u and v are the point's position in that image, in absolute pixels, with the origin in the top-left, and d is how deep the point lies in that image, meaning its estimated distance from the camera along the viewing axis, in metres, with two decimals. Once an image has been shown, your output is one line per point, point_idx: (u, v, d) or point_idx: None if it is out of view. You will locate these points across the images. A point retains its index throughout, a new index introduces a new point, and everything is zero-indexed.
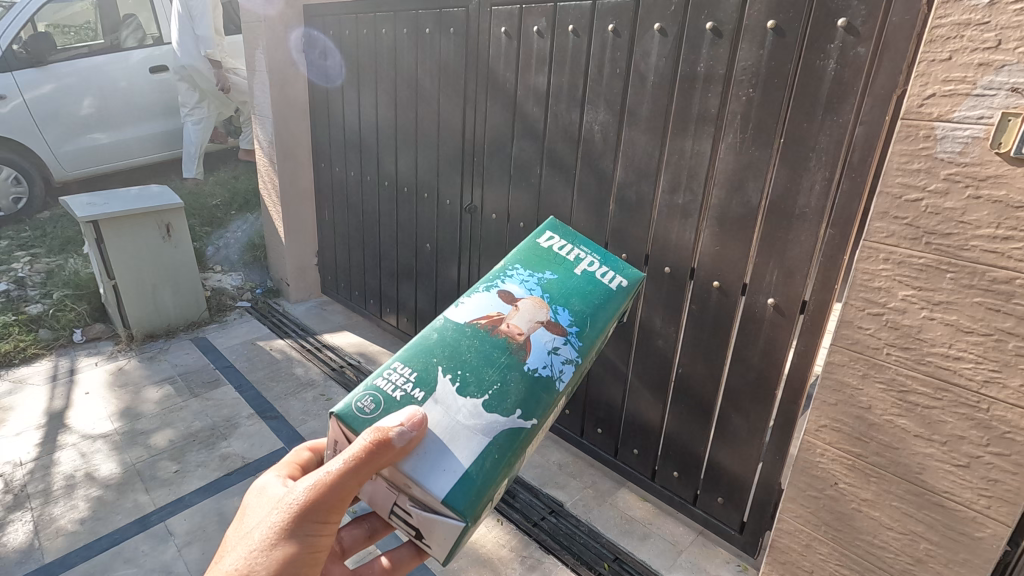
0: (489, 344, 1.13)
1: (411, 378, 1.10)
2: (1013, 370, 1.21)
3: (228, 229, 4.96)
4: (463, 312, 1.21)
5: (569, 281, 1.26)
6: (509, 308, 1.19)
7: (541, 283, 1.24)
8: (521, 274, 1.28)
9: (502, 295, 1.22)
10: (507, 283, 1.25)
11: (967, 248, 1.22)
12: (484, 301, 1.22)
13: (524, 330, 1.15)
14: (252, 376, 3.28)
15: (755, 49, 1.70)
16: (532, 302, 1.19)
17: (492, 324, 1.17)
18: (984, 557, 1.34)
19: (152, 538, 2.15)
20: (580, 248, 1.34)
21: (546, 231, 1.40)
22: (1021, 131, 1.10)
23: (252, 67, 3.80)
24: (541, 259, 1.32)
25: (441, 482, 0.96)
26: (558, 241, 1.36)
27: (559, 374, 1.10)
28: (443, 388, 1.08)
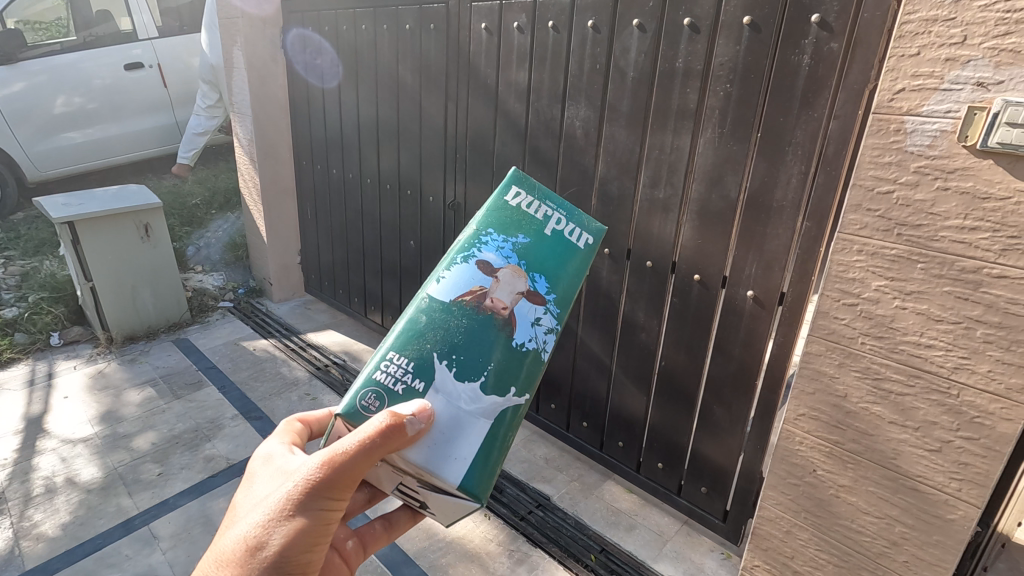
0: (478, 325, 1.01)
1: (407, 368, 0.99)
2: (981, 356, 1.25)
3: (209, 229, 4.90)
4: (443, 288, 1.05)
5: (539, 243, 1.10)
6: (489, 280, 1.04)
7: (515, 248, 1.08)
8: (494, 240, 1.10)
9: (479, 265, 1.06)
10: (481, 252, 1.08)
11: (937, 238, 1.25)
12: (463, 274, 1.05)
13: (508, 305, 1.02)
14: (236, 376, 3.25)
15: (732, 44, 1.72)
16: (509, 270, 1.05)
17: (477, 299, 1.02)
18: (956, 538, 1.38)
19: (135, 542, 2.13)
20: (548, 203, 1.15)
21: (512, 185, 1.17)
22: (986, 124, 1.14)
23: (230, 64, 3.75)
24: (510, 220, 1.13)
25: (453, 466, 0.94)
26: (525, 196, 1.16)
27: (543, 347, 1.03)
28: (440, 375, 0.98)
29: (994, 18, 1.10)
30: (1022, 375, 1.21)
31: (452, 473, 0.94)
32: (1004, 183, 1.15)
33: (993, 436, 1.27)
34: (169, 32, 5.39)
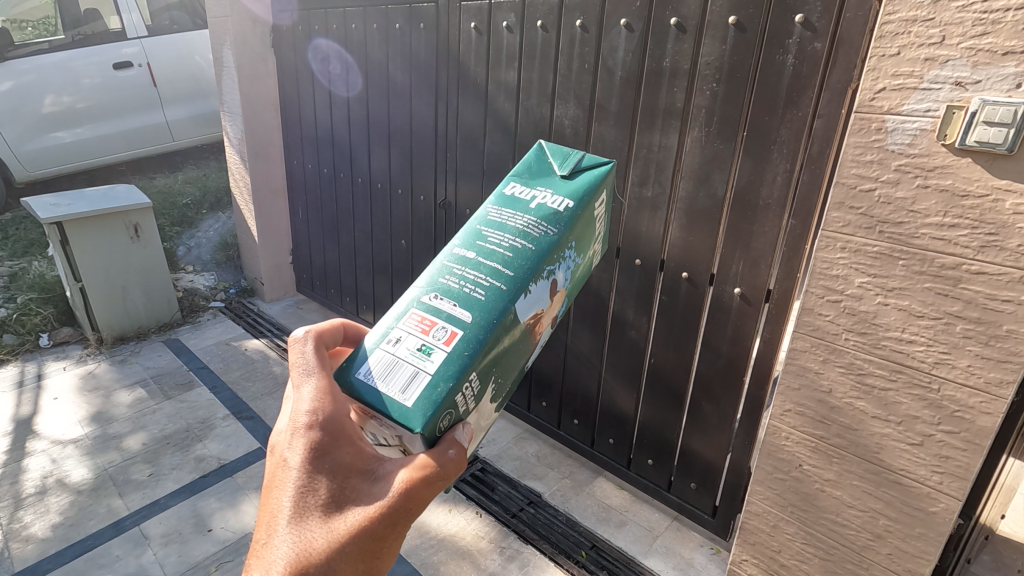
0: (523, 348, 0.96)
1: (476, 386, 0.85)
2: (960, 351, 1.27)
3: (200, 229, 4.88)
4: (526, 303, 0.91)
5: (584, 262, 1.07)
6: (548, 303, 0.98)
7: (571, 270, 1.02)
8: (568, 257, 1.00)
9: (552, 284, 0.96)
10: (558, 268, 0.98)
11: (917, 236, 1.27)
12: (541, 292, 0.94)
13: (543, 328, 1.01)
14: (227, 376, 3.25)
15: (718, 44, 1.74)
16: (560, 294, 1.02)
17: (535, 319, 0.95)
18: (937, 530, 1.40)
19: (126, 542, 2.13)
20: (603, 213, 1.11)
21: (602, 187, 1.05)
22: (964, 123, 1.15)
23: (219, 63, 3.74)
24: (585, 232, 1.03)
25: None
26: (601, 206, 1.08)
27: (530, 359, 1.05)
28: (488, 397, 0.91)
29: (971, 18, 1.12)
30: (1000, 370, 1.23)
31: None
32: (982, 180, 1.17)
33: (973, 429, 1.29)
34: (159, 31, 5.33)
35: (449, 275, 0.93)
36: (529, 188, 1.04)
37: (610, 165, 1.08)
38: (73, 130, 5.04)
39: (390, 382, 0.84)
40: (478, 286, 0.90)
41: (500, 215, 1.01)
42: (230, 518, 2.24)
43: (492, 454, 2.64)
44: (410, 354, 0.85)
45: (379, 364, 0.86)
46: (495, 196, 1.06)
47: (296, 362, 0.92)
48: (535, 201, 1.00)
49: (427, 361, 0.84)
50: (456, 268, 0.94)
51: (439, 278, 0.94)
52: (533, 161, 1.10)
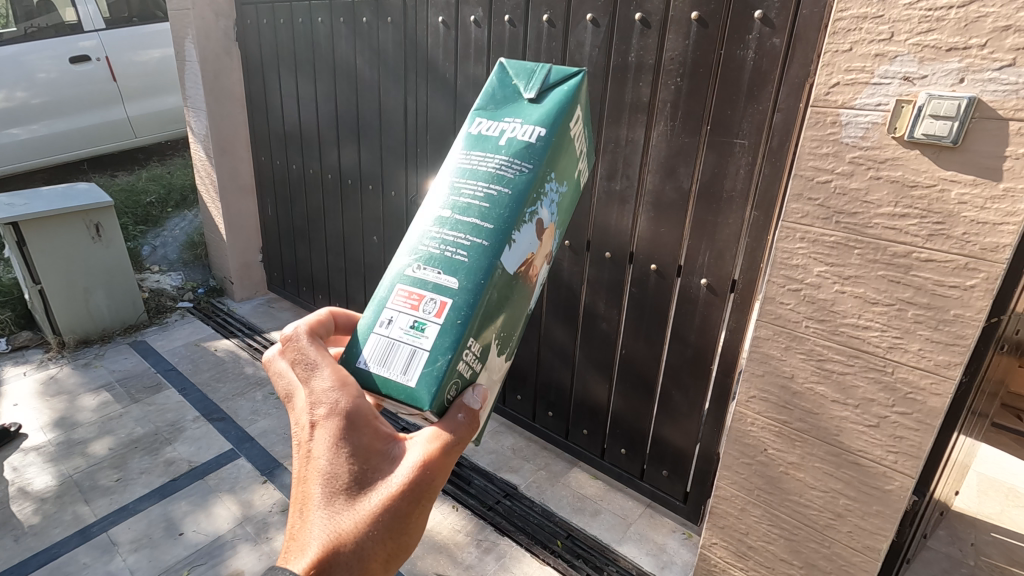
0: (518, 296, 0.92)
1: (478, 353, 0.85)
2: (912, 336, 1.33)
3: (166, 228, 4.76)
4: (513, 253, 0.86)
5: (569, 188, 1.00)
6: (539, 246, 0.92)
7: (558, 204, 0.95)
8: (551, 191, 0.91)
9: (536, 228, 0.90)
10: (546, 205, 0.91)
11: (871, 225, 1.32)
12: (527, 233, 0.88)
13: (539, 267, 0.95)
14: (197, 377, 3.19)
15: (681, 40, 1.77)
16: (548, 231, 0.94)
17: (529, 258, 0.90)
18: (893, 507, 1.46)
19: (94, 549, 2.08)
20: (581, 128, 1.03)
21: (574, 108, 0.94)
22: (912, 116, 1.20)
23: (181, 56, 3.64)
24: (564, 156, 0.93)
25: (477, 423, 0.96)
26: (577, 126, 0.97)
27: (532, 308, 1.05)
28: (492, 357, 0.89)
29: (917, 16, 1.17)
30: (948, 353, 1.29)
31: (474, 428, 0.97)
32: (930, 172, 1.22)
33: (925, 410, 1.35)
34: (117, 23, 5.16)
35: (428, 237, 0.89)
36: (496, 123, 0.94)
37: (581, 78, 0.96)
38: (29, 126, 4.85)
39: (387, 364, 0.84)
40: (465, 246, 0.85)
41: (471, 158, 0.92)
42: (202, 521, 2.21)
43: (467, 448, 2.65)
44: (404, 330, 0.84)
45: (376, 349, 0.85)
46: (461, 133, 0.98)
47: (293, 360, 0.89)
48: (505, 137, 0.91)
49: (421, 336, 0.82)
50: (433, 230, 0.89)
51: (417, 245, 0.89)
52: (499, 83, 1.00)
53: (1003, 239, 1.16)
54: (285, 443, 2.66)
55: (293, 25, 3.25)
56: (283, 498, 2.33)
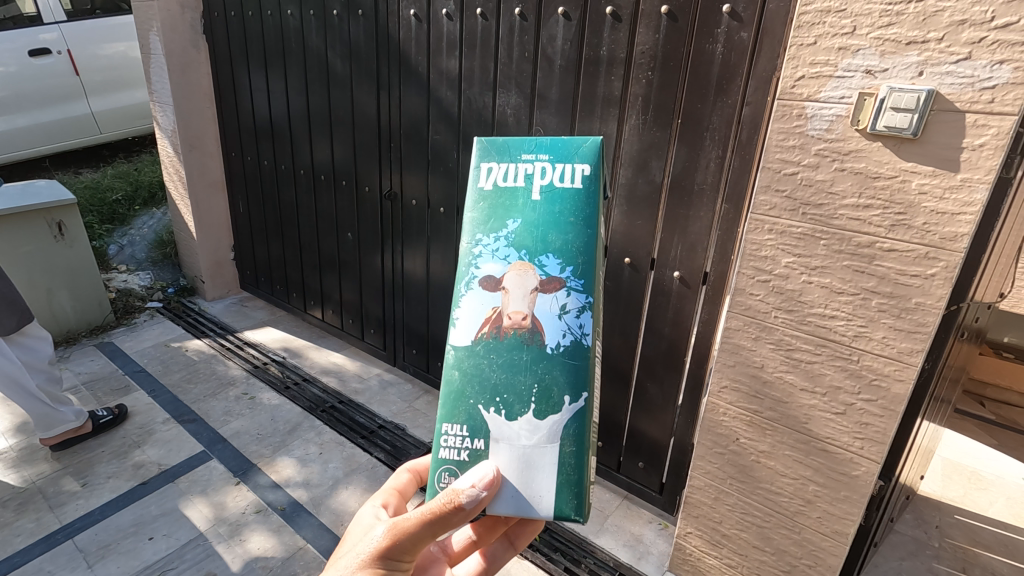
0: (506, 350, 1.16)
1: (466, 434, 1.13)
2: (876, 324, 1.36)
3: (133, 226, 4.64)
4: (467, 327, 1.19)
5: (528, 212, 1.24)
6: (498, 295, 1.19)
7: (509, 243, 1.22)
8: (491, 243, 1.23)
9: (483, 286, 1.20)
10: (487, 258, 1.22)
11: (836, 216, 1.35)
12: (476, 301, 1.20)
13: (525, 312, 1.16)
14: (167, 379, 3.11)
15: (651, 33, 1.78)
16: (516, 272, 1.19)
17: (492, 316, 1.18)
18: (860, 492, 1.49)
19: (58, 556, 2.02)
20: (524, 158, 1.28)
21: (483, 166, 1.30)
22: (873, 109, 1.22)
23: (146, 50, 3.54)
24: (493, 211, 1.26)
25: (532, 491, 1.07)
26: (498, 169, 1.29)
27: (581, 330, 1.15)
28: (494, 426, 1.12)
29: (878, 9, 1.19)
30: (911, 340, 1.32)
31: (535, 494, 1.07)
32: (891, 163, 1.25)
33: (889, 396, 1.38)
34: (80, 16, 5.01)
35: None
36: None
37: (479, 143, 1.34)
38: None
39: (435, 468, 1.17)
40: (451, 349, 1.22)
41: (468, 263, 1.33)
42: (173, 524, 2.16)
43: None
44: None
45: None
46: None
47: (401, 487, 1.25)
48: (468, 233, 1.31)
49: None
50: None
51: None
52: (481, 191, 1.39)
53: (961, 228, 1.20)
54: (259, 443, 2.62)
55: (263, 17, 3.18)
56: (257, 499, 2.29)
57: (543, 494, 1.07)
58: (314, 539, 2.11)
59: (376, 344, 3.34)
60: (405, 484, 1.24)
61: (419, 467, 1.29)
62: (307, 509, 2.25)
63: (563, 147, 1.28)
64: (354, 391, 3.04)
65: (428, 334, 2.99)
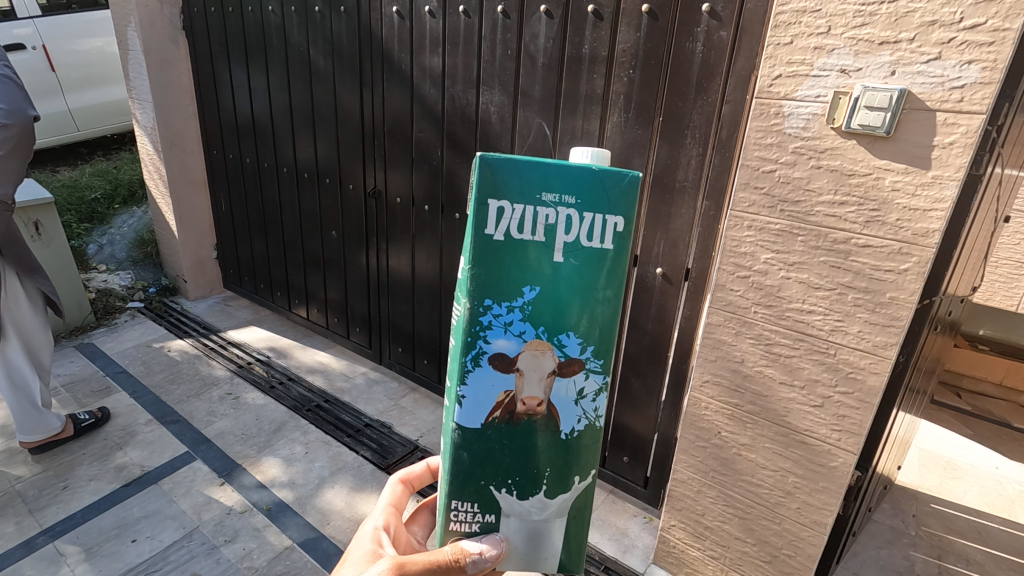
0: (520, 439, 0.89)
1: (476, 511, 0.92)
2: (852, 318, 1.39)
3: (112, 225, 4.56)
4: (473, 413, 0.88)
5: (548, 276, 0.85)
6: (511, 378, 0.86)
7: (524, 317, 0.85)
8: (499, 315, 0.85)
9: (492, 367, 0.86)
10: (495, 335, 0.85)
11: (813, 213, 1.37)
12: (482, 384, 0.87)
13: (544, 400, 0.87)
14: (149, 380, 3.08)
15: (633, 32, 1.80)
16: (531, 352, 0.86)
17: (504, 402, 0.87)
18: (837, 483, 1.53)
19: (39, 561, 1.99)
20: (543, 201, 0.84)
21: (489, 201, 0.83)
22: (848, 107, 1.25)
23: (123, 46, 3.48)
24: (500, 271, 0.85)
25: (542, 564, 0.94)
26: (513, 213, 0.83)
27: (598, 414, 0.89)
28: (505, 504, 0.92)
29: (851, 10, 1.21)
30: (885, 334, 1.35)
31: (545, 567, 0.94)
32: (866, 161, 1.27)
33: (865, 389, 1.42)
34: (55, 10, 4.90)
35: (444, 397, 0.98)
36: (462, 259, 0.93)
37: (479, 168, 0.83)
38: None
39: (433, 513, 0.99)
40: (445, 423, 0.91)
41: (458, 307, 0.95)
42: (156, 526, 2.14)
43: (431, 441, 2.65)
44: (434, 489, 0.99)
45: None
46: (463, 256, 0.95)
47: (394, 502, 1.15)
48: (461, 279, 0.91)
49: None
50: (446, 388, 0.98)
51: None
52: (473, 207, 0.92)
53: (932, 225, 1.23)
54: (243, 444, 2.60)
55: (243, 13, 3.15)
56: (241, 499, 2.28)
57: (555, 566, 0.94)
58: (301, 538, 2.11)
59: (362, 342, 3.33)
60: (399, 497, 1.14)
61: (411, 476, 1.19)
62: (293, 508, 2.24)
63: (599, 191, 0.84)
64: (340, 391, 3.03)
65: (414, 332, 2.99)
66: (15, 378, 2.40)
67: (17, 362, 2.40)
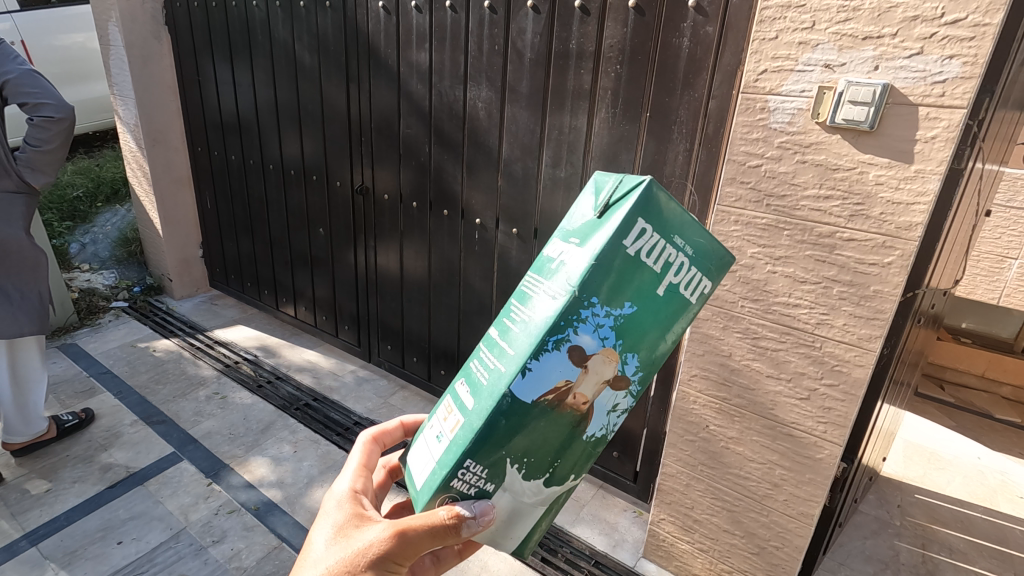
0: (553, 428, 0.79)
1: (484, 475, 0.82)
2: (837, 311, 1.40)
3: (95, 224, 4.49)
4: (529, 386, 0.77)
5: (649, 303, 0.77)
6: (577, 371, 0.77)
7: (615, 326, 0.76)
8: (596, 315, 0.75)
9: (568, 355, 0.76)
10: (581, 333, 0.75)
11: (798, 207, 1.38)
12: (550, 365, 0.76)
13: (590, 402, 0.79)
14: (134, 380, 3.04)
15: (619, 27, 1.80)
16: (602, 355, 0.77)
17: (560, 389, 0.77)
18: (823, 474, 1.54)
19: (22, 564, 1.96)
20: (674, 241, 0.78)
21: (637, 217, 0.75)
22: (832, 102, 1.26)
23: (104, 40, 3.42)
24: (614, 278, 0.75)
25: (506, 542, 0.87)
26: (651, 238, 0.76)
27: (613, 429, 0.84)
28: (510, 478, 0.82)
29: (835, 5, 1.22)
30: (869, 326, 1.37)
31: (504, 545, 0.88)
32: (850, 155, 1.28)
33: (850, 380, 1.43)
34: (33, 5, 4.81)
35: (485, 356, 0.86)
36: (563, 241, 0.83)
37: (645, 188, 0.76)
38: None
39: (418, 464, 0.90)
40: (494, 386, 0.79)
41: (530, 283, 0.85)
42: (142, 527, 2.12)
43: None
44: (432, 437, 0.89)
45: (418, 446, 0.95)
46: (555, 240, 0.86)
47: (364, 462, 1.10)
48: (558, 259, 0.81)
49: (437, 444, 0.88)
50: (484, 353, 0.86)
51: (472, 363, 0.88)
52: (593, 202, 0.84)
53: (915, 218, 1.24)
54: (231, 443, 2.58)
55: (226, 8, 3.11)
56: (229, 499, 2.26)
57: (512, 544, 0.88)
58: (289, 537, 2.10)
59: (351, 340, 3.31)
60: (369, 456, 1.10)
61: (382, 434, 1.14)
62: (281, 508, 2.23)
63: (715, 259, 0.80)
64: (329, 389, 3.01)
65: (403, 330, 2.97)
66: (18, 377, 2.41)
67: (21, 358, 2.41)
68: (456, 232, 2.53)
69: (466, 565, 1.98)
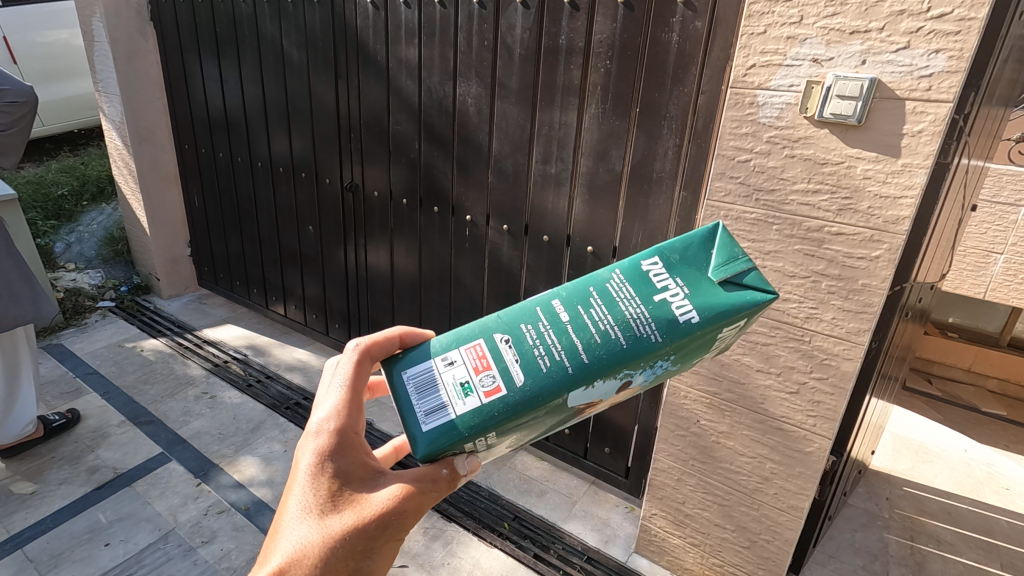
0: (558, 420, 0.87)
1: (492, 440, 0.83)
2: (826, 305, 1.41)
3: (81, 222, 4.44)
4: (582, 394, 0.82)
5: (683, 367, 0.90)
6: (610, 393, 0.86)
7: (658, 374, 0.87)
8: (659, 365, 0.85)
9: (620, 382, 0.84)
10: (638, 372, 0.84)
11: (787, 202, 1.39)
12: (602, 386, 0.84)
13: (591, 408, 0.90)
14: (121, 380, 3.00)
15: (609, 22, 1.79)
16: (630, 385, 0.88)
17: (589, 402, 0.86)
18: (813, 468, 1.55)
19: (7, 568, 1.93)
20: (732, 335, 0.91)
21: (742, 317, 0.86)
22: (820, 97, 1.26)
23: (87, 36, 3.37)
24: (694, 345, 0.85)
25: None
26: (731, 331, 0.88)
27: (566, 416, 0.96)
28: (502, 444, 0.86)
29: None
30: (858, 320, 1.37)
31: None
32: (838, 150, 1.29)
33: (839, 374, 1.44)
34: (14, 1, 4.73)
35: (549, 333, 0.84)
36: (669, 276, 0.87)
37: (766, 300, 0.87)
38: None
39: (422, 400, 0.83)
40: (556, 379, 0.81)
41: (618, 289, 0.86)
42: (131, 529, 2.09)
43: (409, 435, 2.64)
44: (450, 384, 0.83)
45: (423, 376, 0.85)
46: (661, 265, 0.88)
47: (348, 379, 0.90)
48: (662, 295, 0.85)
49: (456, 395, 0.82)
50: (545, 328, 0.84)
51: (529, 329, 0.84)
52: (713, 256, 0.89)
53: (902, 212, 1.25)
54: (220, 443, 2.55)
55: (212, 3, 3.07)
56: (218, 499, 2.24)
57: None
58: None
59: (341, 339, 3.29)
60: (354, 374, 0.89)
61: (374, 348, 0.90)
62: (271, 507, 2.21)
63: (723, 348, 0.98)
64: None
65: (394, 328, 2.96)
66: (12, 371, 2.41)
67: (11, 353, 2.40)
68: (446, 229, 2.52)
69: (459, 562, 1.98)
